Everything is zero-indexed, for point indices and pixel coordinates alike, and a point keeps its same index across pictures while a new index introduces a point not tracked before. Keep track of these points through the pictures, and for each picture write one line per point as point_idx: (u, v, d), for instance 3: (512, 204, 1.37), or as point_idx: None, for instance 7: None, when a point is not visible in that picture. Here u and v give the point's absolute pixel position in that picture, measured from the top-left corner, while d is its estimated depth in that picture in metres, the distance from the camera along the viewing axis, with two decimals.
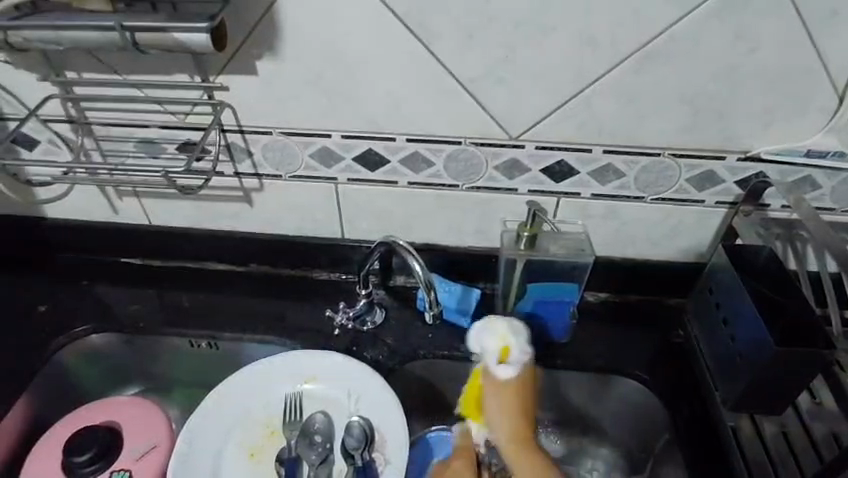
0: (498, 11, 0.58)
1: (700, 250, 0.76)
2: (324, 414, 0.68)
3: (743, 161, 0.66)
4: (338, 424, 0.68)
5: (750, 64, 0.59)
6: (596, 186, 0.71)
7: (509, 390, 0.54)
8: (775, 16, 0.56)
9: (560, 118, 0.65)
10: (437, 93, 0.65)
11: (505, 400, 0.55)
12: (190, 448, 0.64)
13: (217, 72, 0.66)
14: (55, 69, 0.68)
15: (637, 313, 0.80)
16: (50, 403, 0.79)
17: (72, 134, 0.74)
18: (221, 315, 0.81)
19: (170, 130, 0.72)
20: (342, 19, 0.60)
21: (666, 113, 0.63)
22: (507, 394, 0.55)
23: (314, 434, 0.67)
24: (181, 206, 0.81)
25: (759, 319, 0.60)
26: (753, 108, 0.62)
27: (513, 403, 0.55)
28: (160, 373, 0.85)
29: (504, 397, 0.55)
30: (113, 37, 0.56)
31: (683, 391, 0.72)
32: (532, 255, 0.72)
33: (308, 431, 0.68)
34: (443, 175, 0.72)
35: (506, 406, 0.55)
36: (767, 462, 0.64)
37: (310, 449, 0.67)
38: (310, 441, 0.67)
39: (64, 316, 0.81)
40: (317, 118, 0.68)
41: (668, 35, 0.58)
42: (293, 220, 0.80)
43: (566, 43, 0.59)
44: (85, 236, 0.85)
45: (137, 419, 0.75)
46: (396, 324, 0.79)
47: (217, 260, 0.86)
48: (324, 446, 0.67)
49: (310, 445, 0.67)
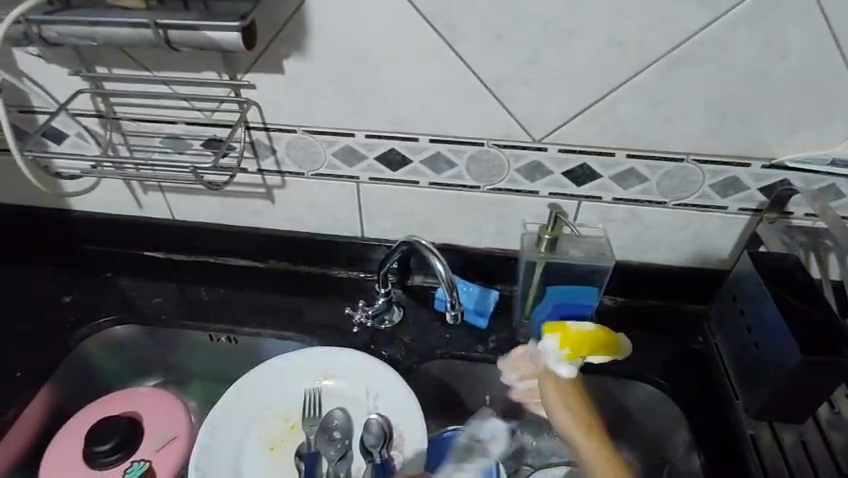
0: (526, 14, 0.58)
1: (721, 256, 0.75)
2: (341, 411, 0.69)
3: (768, 168, 0.66)
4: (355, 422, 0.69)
5: (778, 71, 0.59)
6: (618, 191, 0.71)
7: (561, 385, 0.68)
8: (805, 23, 0.55)
9: (584, 121, 0.65)
10: (462, 94, 0.65)
11: (562, 389, 0.68)
12: (212, 441, 0.65)
13: (245, 70, 0.67)
14: (87, 64, 0.69)
15: (655, 318, 0.80)
16: (73, 393, 0.80)
17: (101, 129, 0.75)
18: (241, 310, 0.82)
19: (196, 126, 0.73)
20: (371, 20, 0.61)
21: (691, 118, 0.63)
22: (559, 391, 0.67)
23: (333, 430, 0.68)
24: (204, 202, 0.82)
25: (785, 324, 0.59)
26: (780, 114, 0.62)
27: (567, 398, 0.67)
28: (179, 366, 0.86)
29: (558, 389, 0.68)
30: (146, 34, 0.57)
31: (702, 398, 0.72)
32: (553, 258, 0.72)
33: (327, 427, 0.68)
34: (465, 176, 0.72)
35: (561, 404, 0.67)
36: (786, 470, 0.64)
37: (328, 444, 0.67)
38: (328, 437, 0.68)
39: (87, 307, 0.83)
40: (341, 117, 0.69)
41: (696, 40, 0.58)
42: (314, 218, 0.81)
43: (593, 47, 0.59)
44: (109, 229, 0.87)
45: (158, 410, 0.76)
46: (413, 324, 0.80)
47: (237, 255, 0.87)
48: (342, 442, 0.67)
49: (328, 440, 0.67)
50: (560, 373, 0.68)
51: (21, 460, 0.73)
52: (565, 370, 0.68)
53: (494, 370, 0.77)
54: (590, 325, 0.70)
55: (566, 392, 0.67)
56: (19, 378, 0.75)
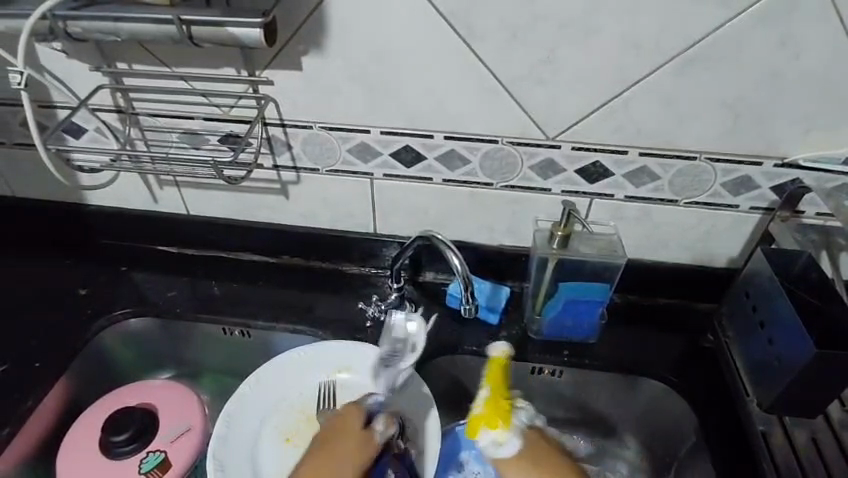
0: (544, 13, 0.59)
1: (732, 255, 0.76)
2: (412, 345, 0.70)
3: (780, 167, 0.66)
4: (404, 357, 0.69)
5: (793, 70, 0.59)
6: (631, 189, 0.71)
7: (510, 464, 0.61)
8: (820, 24, 0.56)
9: (598, 120, 0.66)
10: (478, 92, 0.66)
11: (514, 466, 0.61)
12: (228, 431, 0.66)
13: (263, 66, 0.68)
14: (107, 60, 0.70)
15: (666, 316, 0.80)
16: (89, 384, 0.81)
17: (119, 124, 0.76)
18: (255, 305, 0.83)
19: (213, 122, 0.74)
20: (389, 18, 0.62)
21: (704, 117, 0.64)
22: (514, 467, 0.61)
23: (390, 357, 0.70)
24: (219, 197, 0.83)
25: (798, 321, 0.60)
26: (794, 114, 0.62)
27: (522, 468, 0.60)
28: (192, 360, 0.87)
29: (510, 468, 0.61)
30: (169, 30, 0.58)
31: (713, 395, 0.72)
32: (564, 255, 0.72)
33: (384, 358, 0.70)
34: (478, 173, 0.73)
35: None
36: (798, 467, 0.64)
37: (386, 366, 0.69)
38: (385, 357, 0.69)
39: (103, 300, 0.84)
40: (357, 113, 0.70)
41: (711, 40, 0.58)
42: (328, 214, 0.82)
43: (608, 46, 0.60)
44: (125, 223, 0.88)
45: (172, 403, 0.77)
46: (425, 319, 0.81)
47: (251, 250, 0.88)
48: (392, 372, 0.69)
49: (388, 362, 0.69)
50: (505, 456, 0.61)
51: (38, 449, 0.74)
52: (503, 448, 0.61)
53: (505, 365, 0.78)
54: (498, 350, 0.64)
55: (520, 464, 0.60)
56: (36, 369, 0.76)
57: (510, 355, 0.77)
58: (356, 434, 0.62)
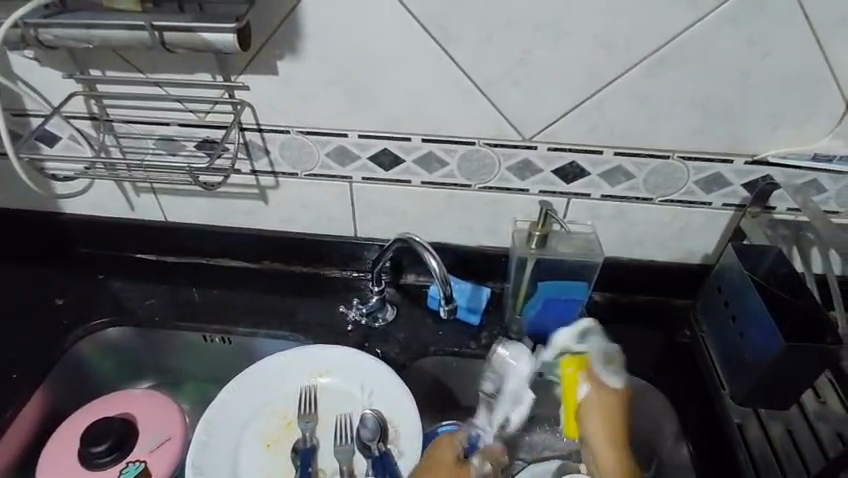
0: (517, 16, 0.60)
1: (706, 251, 0.77)
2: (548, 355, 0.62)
3: (750, 165, 0.68)
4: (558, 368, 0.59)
5: (761, 69, 0.61)
6: (606, 188, 0.72)
7: (605, 396, 0.54)
8: (786, 24, 0.57)
9: (572, 121, 0.67)
10: (454, 94, 0.66)
11: (598, 405, 0.54)
12: (208, 438, 0.66)
13: (239, 71, 0.67)
14: (80, 66, 0.69)
15: (643, 312, 0.81)
16: (67, 395, 0.80)
17: (94, 131, 0.75)
18: (236, 311, 0.82)
19: (189, 128, 0.73)
20: (364, 21, 0.62)
21: (676, 116, 0.65)
22: (602, 398, 0.54)
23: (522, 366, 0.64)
24: (196, 202, 0.82)
25: (768, 315, 0.61)
26: (763, 112, 0.64)
27: (611, 405, 0.54)
28: (173, 368, 0.86)
29: (597, 404, 0.54)
30: (142, 36, 0.58)
31: (690, 389, 0.73)
32: (542, 255, 0.73)
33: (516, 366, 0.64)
34: (456, 175, 0.74)
35: (593, 413, 0.53)
36: (771, 457, 0.65)
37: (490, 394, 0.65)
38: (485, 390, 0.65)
39: (81, 309, 0.82)
40: (334, 116, 0.70)
41: (680, 40, 0.59)
42: (307, 218, 0.82)
43: (581, 47, 0.61)
44: (101, 231, 0.87)
45: (151, 412, 0.77)
46: (407, 322, 0.81)
47: (230, 256, 0.87)
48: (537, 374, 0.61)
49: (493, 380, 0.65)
50: (589, 395, 0.55)
51: (16, 462, 0.73)
52: (614, 383, 0.55)
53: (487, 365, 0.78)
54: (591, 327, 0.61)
55: (607, 407, 0.53)
56: (13, 381, 0.74)
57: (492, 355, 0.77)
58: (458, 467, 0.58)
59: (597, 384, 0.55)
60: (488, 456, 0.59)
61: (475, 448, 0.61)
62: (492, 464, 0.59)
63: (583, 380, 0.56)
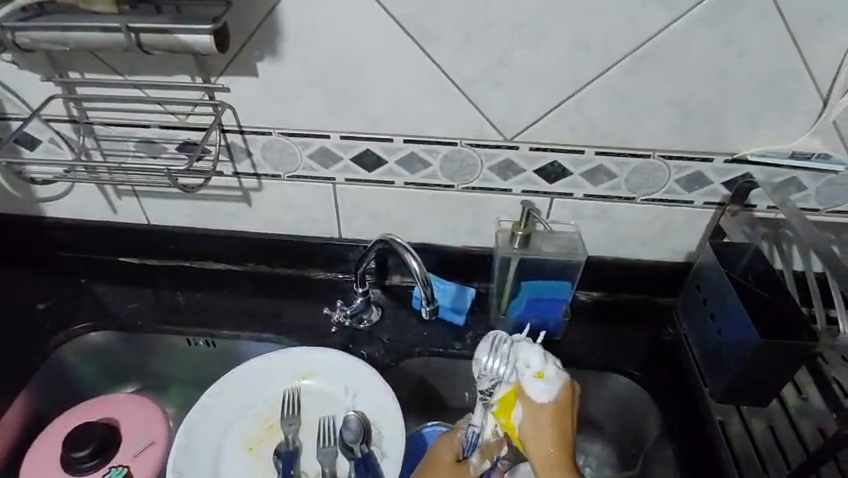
0: (496, 16, 0.60)
1: (689, 250, 0.78)
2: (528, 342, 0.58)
3: (730, 163, 0.68)
4: (535, 351, 0.57)
5: (738, 68, 0.61)
6: (588, 187, 0.73)
7: (534, 409, 0.55)
8: (762, 23, 0.58)
9: (553, 120, 0.67)
10: (434, 95, 0.66)
11: (534, 426, 0.54)
12: (189, 442, 0.65)
13: (219, 73, 0.67)
14: (59, 69, 0.69)
15: (627, 311, 0.82)
16: (49, 401, 0.79)
17: (74, 134, 0.75)
18: (220, 313, 0.82)
19: (170, 130, 0.73)
20: (343, 22, 0.62)
21: (656, 114, 0.65)
22: (535, 416, 0.55)
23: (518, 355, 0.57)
24: (180, 205, 0.82)
25: (745, 312, 0.62)
26: (741, 110, 0.64)
27: (545, 425, 0.54)
28: (157, 372, 0.86)
29: (531, 425, 0.55)
30: (119, 38, 0.58)
31: (673, 386, 0.74)
32: (525, 254, 0.73)
33: (513, 359, 0.57)
34: (439, 176, 0.74)
35: (532, 433, 0.54)
36: (754, 455, 0.65)
37: (486, 390, 0.58)
38: (484, 388, 0.58)
39: (63, 314, 0.82)
40: (316, 117, 0.70)
41: (658, 40, 0.60)
42: (291, 220, 0.82)
43: (560, 47, 0.61)
44: (84, 235, 0.86)
45: (135, 417, 0.76)
46: (392, 323, 0.81)
47: (214, 259, 0.87)
48: (532, 356, 0.57)
49: (489, 376, 0.58)
50: (522, 417, 0.55)
51: None
52: (543, 397, 0.55)
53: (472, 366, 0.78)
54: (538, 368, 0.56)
55: (544, 417, 0.55)
56: None
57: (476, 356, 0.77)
58: (457, 468, 0.60)
59: (528, 403, 0.55)
60: (484, 453, 0.60)
61: (471, 446, 0.61)
62: (488, 460, 0.60)
63: (519, 403, 0.56)
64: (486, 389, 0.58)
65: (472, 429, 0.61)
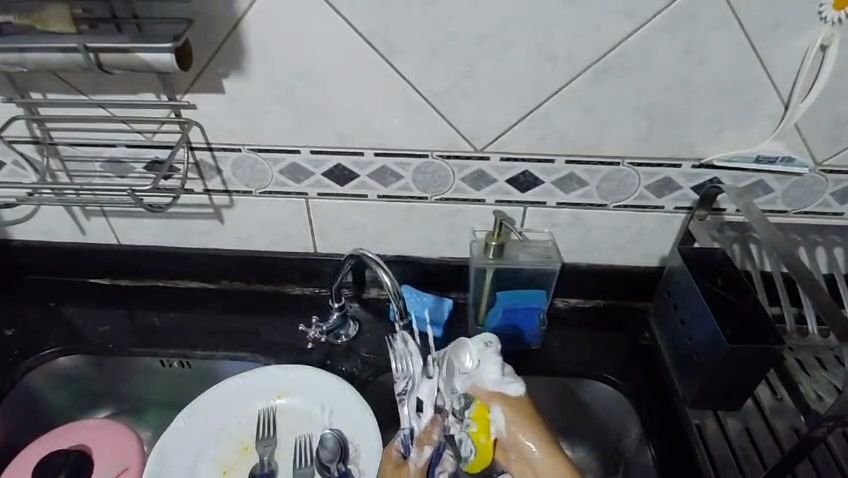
0: (460, 28, 0.60)
1: (662, 255, 0.78)
2: (491, 343, 0.59)
3: (698, 168, 0.69)
4: (494, 360, 0.58)
5: (701, 74, 0.62)
6: (561, 195, 0.73)
7: (510, 405, 0.56)
8: (721, 30, 0.59)
9: (523, 130, 0.67)
10: (403, 107, 0.66)
11: (519, 422, 0.56)
12: (162, 468, 0.64)
13: (184, 91, 0.66)
14: (20, 90, 0.67)
15: (605, 317, 0.82)
16: (18, 429, 0.77)
17: (38, 155, 0.73)
18: (194, 333, 0.80)
19: (137, 149, 0.72)
20: (306, 37, 0.61)
21: (623, 122, 0.66)
22: (514, 409, 0.56)
23: (452, 347, 0.61)
24: (151, 224, 0.81)
25: (711, 315, 0.63)
26: (705, 117, 0.65)
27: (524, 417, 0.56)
28: (132, 394, 0.84)
29: (515, 421, 0.56)
30: (77, 58, 0.57)
31: (651, 391, 0.73)
32: (501, 264, 0.74)
33: (414, 357, 0.66)
34: (412, 188, 0.74)
35: (521, 431, 0.55)
36: (731, 457, 0.65)
37: (403, 390, 0.64)
38: (400, 389, 0.65)
39: (31, 339, 0.79)
40: (285, 133, 0.69)
41: (621, 49, 0.60)
42: (265, 236, 0.81)
43: (525, 57, 0.62)
44: (52, 257, 0.84)
45: (107, 442, 0.74)
46: (370, 337, 0.80)
47: (188, 277, 0.86)
48: (481, 360, 0.58)
49: (402, 375, 0.65)
50: (504, 418, 0.56)
51: None
52: (508, 390, 0.57)
53: None
54: (493, 372, 0.57)
55: (520, 410, 0.56)
56: None
57: None
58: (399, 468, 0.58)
59: (501, 400, 0.57)
60: (420, 441, 0.58)
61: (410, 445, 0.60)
62: (427, 446, 0.58)
63: (490, 408, 0.57)
64: (402, 390, 0.64)
65: (405, 432, 0.60)
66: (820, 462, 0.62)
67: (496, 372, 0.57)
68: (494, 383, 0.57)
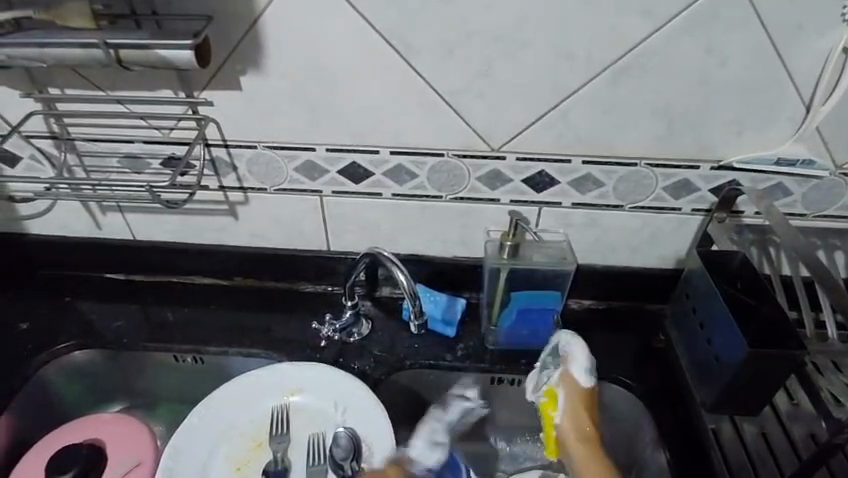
0: (478, 27, 0.60)
1: (678, 257, 0.78)
2: (569, 340, 0.67)
3: (717, 170, 0.68)
4: (578, 352, 0.66)
5: (722, 75, 0.61)
6: (576, 196, 0.72)
7: (574, 394, 0.64)
8: (743, 31, 0.58)
9: (539, 131, 0.67)
10: (419, 106, 0.66)
11: (574, 410, 0.63)
12: (176, 464, 0.65)
13: (201, 87, 0.66)
14: (39, 85, 0.68)
15: (618, 318, 0.82)
16: (32, 423, 0.77)
17: (55, 150, 0.73)
18: (207, 329, 0.80)
19: (153, 145, 0.72)
20: (324, 35, 0.61)
21: (641, 122, 0.65)
22: (575, 400, 0.64)
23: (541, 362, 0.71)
24: (165, 220, 0.81)
25: (731, 319, 0.62)
26: (724, 118, 0.64)
27: (579, 408, 0.63)
28: (145, 389, 0.84)
29: (574, 409, 0.63)
30: (97, 54, 0.57)
31: (666, 393, 0.73)
32: (515, 264, 0.73)
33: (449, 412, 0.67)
34: (427, 186, 0.73)
35: (573, 422, 0.63)
36: (747, 463, 0.65)
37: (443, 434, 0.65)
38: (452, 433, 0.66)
39: (45, 333, 0.80)
40: (300, 131, 0.69)
41: (640, 50, 0.60)
42: (279, 233, 0.81)
43: (543, 57, 0.61)
44: (68, 251, 0.85)
45: (120, 436, 0.74)
46: (382, 335, 0.80)
47: (202, 273, 0.86)
48: (572, 347, 0.67)
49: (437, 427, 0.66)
50: (564, 407, 0.64)
51: None
52: (585, 381, 0.64)
53: (464, 377, 0.77)
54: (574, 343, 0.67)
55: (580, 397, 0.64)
56: None
57: (467, 367, 0.76)
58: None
59: (572, 388, 0.65)
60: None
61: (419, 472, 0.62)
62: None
63: (562, 390, 0.65)
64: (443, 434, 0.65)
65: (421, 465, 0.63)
66: (838, 469, 0.61)
67: (583, 357, 0.66)
68: (578, 368, 0.65)
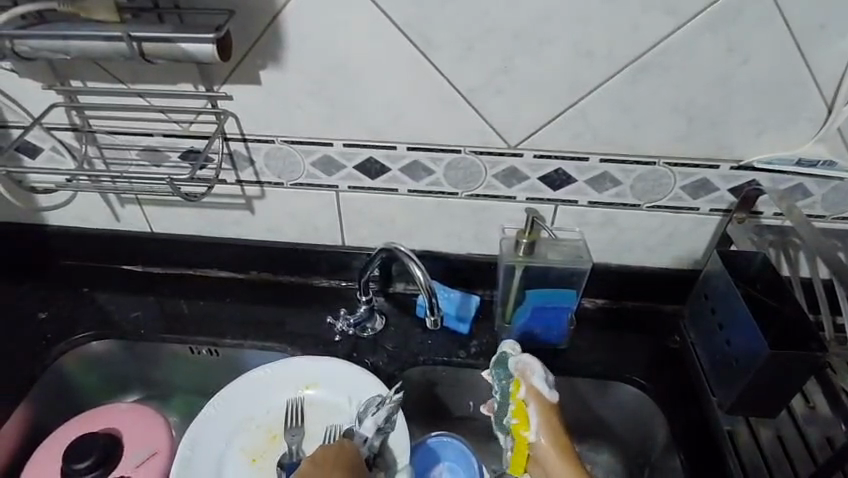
0: (497, 23, 0.60)
1: (695, 257, 0.77)
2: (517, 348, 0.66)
3: (736, 170, 0.68)
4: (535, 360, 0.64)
5: (743, 74, 0.60)
6: (594, 194, 0.72)
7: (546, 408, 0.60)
8: (765, 29, 0.57)
9: (557, 128, 0.66)
10: (436, 102, 0.66)
11: (546, 425, 0.60)
12: (193, 456, 0.66)
13: (221, 81, 0.67)
14: (61, 78, 0.69)
15: (633, 318, 0.81)
16: (50, 411, 0.78)
17: (76, 142, 0.74)
18: (223, 321, 0.81)
19: (173, 139, 0.72)
20: (343, 30, 0.61)
21: (660, 121, 0.65)
22: (546, 414, 0.60)
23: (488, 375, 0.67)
24: (182, 213, 0.81)
25: (752, 320, 0.62)
26: (745, 117, 0.63)
27: (553, 422, 0.60)
28: (160, 380, 0.85)
29: (545, 424, 0.60)
30: (120, 47, 0.57)
31: (681, 394, 0.73)
32: (531, 261, 0.72)
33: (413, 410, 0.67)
34: (443, 183, 0.73)
35: (548, 438, 0.59)
36: (763, 466, 0.65)
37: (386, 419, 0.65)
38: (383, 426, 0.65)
39: (64, 323, 0.81)
40: (317, 126, 0.70)
41: (660, 48, 0.59)
42: (295, 227, 0.81)
43: (562, 54, 0.61)
44: (86, 242, 0.86)
45: (136, 427, 0.75)
46: (396, 331, 0.80)
47: (217, 267, 0.86)
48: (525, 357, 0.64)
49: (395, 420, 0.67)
50: (536, 422, 0.60)
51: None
52: (548, 393, 0.62)
53: (477, 374, 0.77)
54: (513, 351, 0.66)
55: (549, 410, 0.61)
56: None
57: (481, 364, 0.76)
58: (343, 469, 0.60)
59: (539, 402, 0.61)
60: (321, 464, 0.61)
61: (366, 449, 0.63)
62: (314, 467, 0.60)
63: (530, 405, 0.61)
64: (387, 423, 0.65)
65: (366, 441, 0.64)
66: None
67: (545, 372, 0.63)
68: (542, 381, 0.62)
